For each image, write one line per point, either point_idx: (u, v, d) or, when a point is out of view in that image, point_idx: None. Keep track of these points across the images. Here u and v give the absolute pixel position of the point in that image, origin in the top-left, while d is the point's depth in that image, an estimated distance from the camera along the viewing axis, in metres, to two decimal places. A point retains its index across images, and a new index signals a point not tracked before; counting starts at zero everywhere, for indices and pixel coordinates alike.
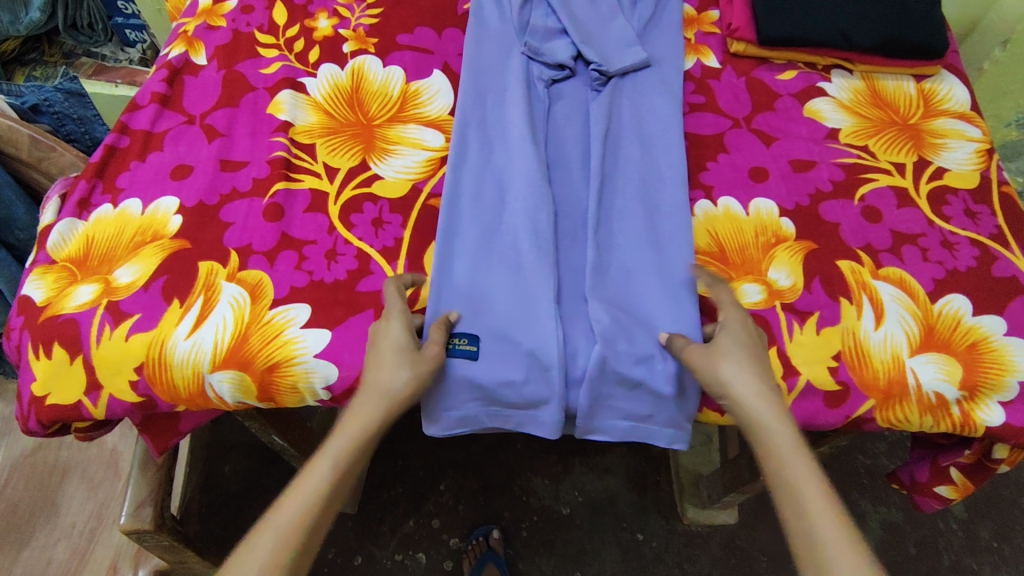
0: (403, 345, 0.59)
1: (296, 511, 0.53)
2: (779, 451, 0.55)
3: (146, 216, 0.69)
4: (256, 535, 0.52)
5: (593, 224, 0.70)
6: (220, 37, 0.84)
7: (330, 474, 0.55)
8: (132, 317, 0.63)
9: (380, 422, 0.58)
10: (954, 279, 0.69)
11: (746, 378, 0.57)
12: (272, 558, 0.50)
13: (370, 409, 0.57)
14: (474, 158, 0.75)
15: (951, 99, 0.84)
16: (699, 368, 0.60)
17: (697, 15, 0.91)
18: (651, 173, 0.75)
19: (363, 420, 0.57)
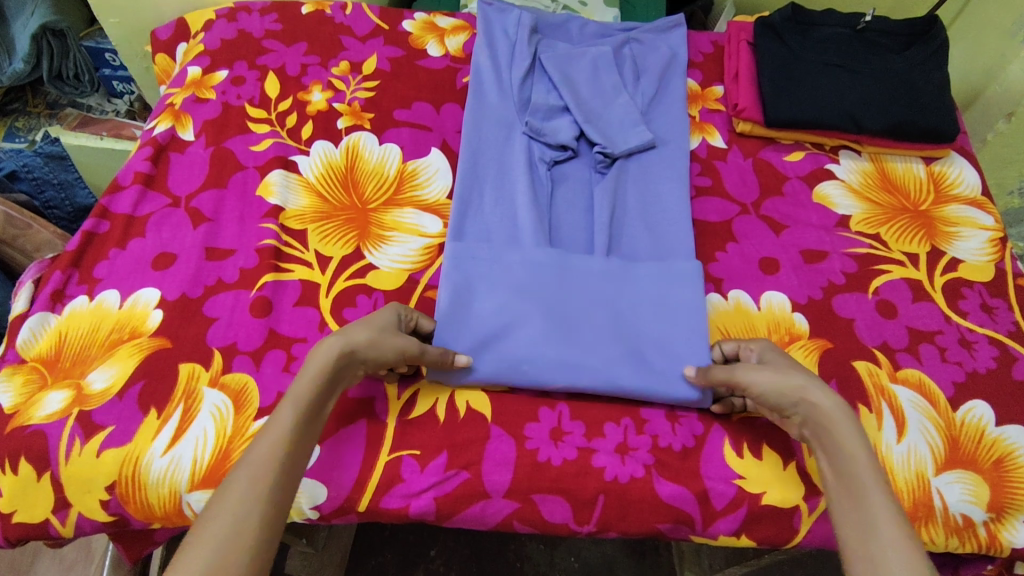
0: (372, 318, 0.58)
1: (231, 506, 0.45)
2: (854, 473, 0.50)
3: (125, 310, 0.65)
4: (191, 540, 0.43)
5: (603, 324, 0.65)
6: (209, 111, 0.81)
7: (225, 514, 0.44)
8: (105, 430, 0.58)
9: (277, 437, 0.49)
10: (974, 382, 0.66)
11: (825, 390, 0.54)
12: (220, 555, 0.42)
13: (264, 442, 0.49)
14: (459, 261, 0.67)
15: (961, 183, 0.83)
16: (784, 384, 0.55)
17: (702, 92, 0.89)
18: (663, 271, 0.69)
19: (267, 445, 0.49)
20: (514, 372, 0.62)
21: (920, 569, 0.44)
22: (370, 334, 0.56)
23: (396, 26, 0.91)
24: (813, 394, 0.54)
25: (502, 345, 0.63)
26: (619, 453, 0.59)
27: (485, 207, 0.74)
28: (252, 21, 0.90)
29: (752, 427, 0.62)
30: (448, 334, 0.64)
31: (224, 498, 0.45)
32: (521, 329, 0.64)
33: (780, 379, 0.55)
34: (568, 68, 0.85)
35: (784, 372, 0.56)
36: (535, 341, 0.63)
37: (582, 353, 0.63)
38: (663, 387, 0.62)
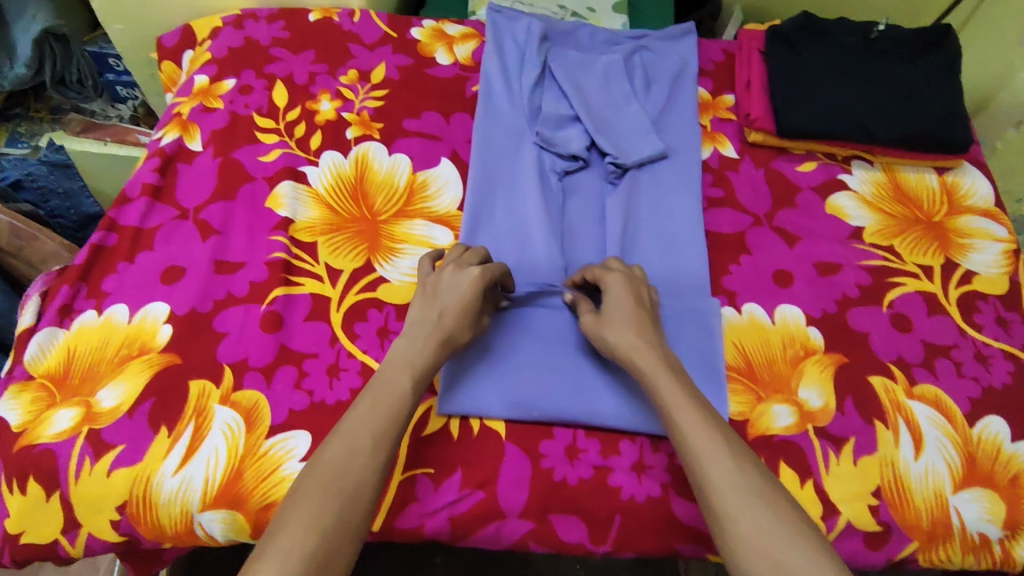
0: (453, 292, 0.59)
1: (362, 427, 0.50)
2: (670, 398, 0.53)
3: (133, 325, 0.65)
4: (330, 442, 0.50)
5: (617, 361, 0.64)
6: (216, 121, 0.80)
7: (362, 432, 0.50)
8: (116, 448, 0.58)
9: (393, 406, 0.52)
10: (990, 398, 0.66)
11: (621, 330, 0.58)
12: (352, 460, 0.49)
13: (371, 404, 0.52)
14: None
15: (975, 194, 0.82)
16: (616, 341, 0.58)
17: (713, 100, 0.89)
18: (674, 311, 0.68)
19: (395, 380, 0.54)
20: (529, 417, 0.60)
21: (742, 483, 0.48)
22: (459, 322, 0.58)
23: (404, 34, 0.91)
24: (631, 342, 0.57)
25: (513, 383, 0.61)
26: (635, 471, 0.59)
27: (497, 222, 0.74)
28: (259, 29, 0.89)
29: (768, 444, 0.62)
30: (463, 389, 0.61)
31: (356, 416, 0.51)
32: (531, 370, 0.62)
33: (616, 331, 0.58)
34: (578, 78, 0.84)
35: (623, 327, 0.58)
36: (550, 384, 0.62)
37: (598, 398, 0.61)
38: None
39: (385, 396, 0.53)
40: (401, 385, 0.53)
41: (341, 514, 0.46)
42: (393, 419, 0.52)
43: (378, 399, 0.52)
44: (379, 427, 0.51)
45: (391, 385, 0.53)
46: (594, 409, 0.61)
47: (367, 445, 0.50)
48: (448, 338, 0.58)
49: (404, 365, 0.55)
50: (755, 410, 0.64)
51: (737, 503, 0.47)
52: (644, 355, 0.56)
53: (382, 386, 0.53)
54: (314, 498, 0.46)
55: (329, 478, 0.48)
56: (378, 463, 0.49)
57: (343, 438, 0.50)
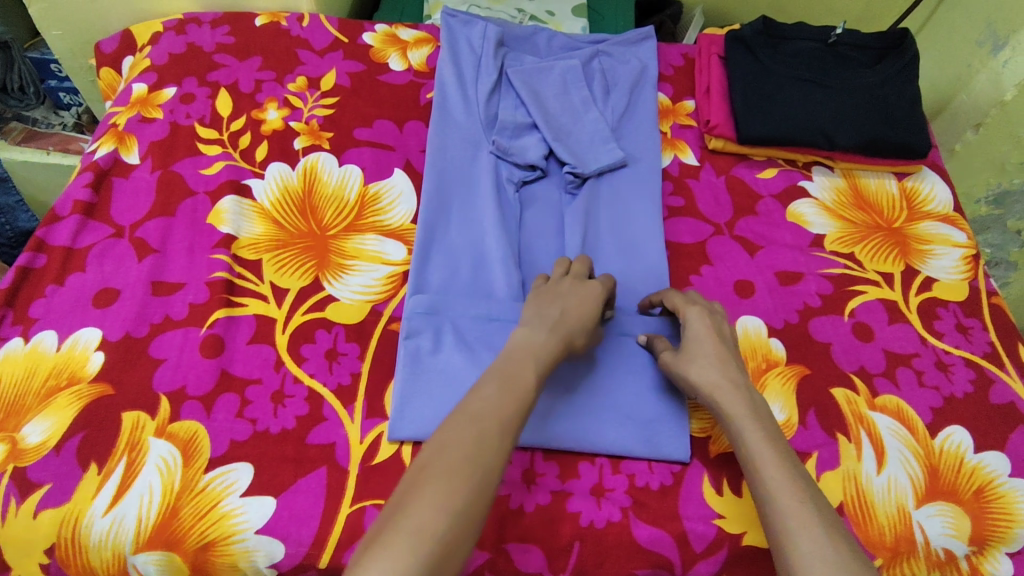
0: (583, 296, 0.59)
1: (486, 410, 0.46)
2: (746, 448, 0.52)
3: (63, 353, 0.61)
4: (453, 419, 0.46)
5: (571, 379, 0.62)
6: (155, 131, 0.76)
7: (491, 416, 0.46)
8: (42, 488, 0.54)
9: (518, 393, 0.48)
10: (952, 407, 0.65)
11: (705, 369, 0.57)
12: (477, 445, 0.44)
13: (498, 390, 0.48)
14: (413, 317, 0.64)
15: (934, 200, 0.82)
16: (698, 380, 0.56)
17: (673, 106, 0.87)
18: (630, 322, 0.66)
19: (521, 365, 0.51)
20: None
21: (824, 543, 0.45)
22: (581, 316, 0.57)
23: (355, 39, 0.88)
24: (712, 379, 0.56)
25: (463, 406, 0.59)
26: (594, 495, 0.57)
27: (451, 234, 0.71)
28: (202, 34, 0.86)
29: (731, 461, 0.60)
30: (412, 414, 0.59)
31: (482, 396, 0.48)
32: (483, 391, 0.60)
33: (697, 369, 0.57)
34: (535, 84, 0.82)
35: (700, 366, 0.57)
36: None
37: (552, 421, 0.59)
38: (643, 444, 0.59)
39: (511, 382, 0.49)
40: (526, 375, 0.50)
41: (469, 499, 0.42)
42: (520, 407, 0.48)
43: (507, 385, 0.49)
44: (507, 413, 0.47)
45: (516, 373, 0.50)
46: (547, 431, 0.58)
47: (498, 431, 0.46)
48: (571, 336, 0.55)
49: (528, 355, 0.52)
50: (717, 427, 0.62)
51: (811, 552, 0.44)
52: (728, 395, 0.55)
53: (506, 372, 0.50)
54: (442, 482, 0.42)
55: (458, 458, 0.43)
56: (505, 450, 0.45)
57: (473, 417, 0.46)
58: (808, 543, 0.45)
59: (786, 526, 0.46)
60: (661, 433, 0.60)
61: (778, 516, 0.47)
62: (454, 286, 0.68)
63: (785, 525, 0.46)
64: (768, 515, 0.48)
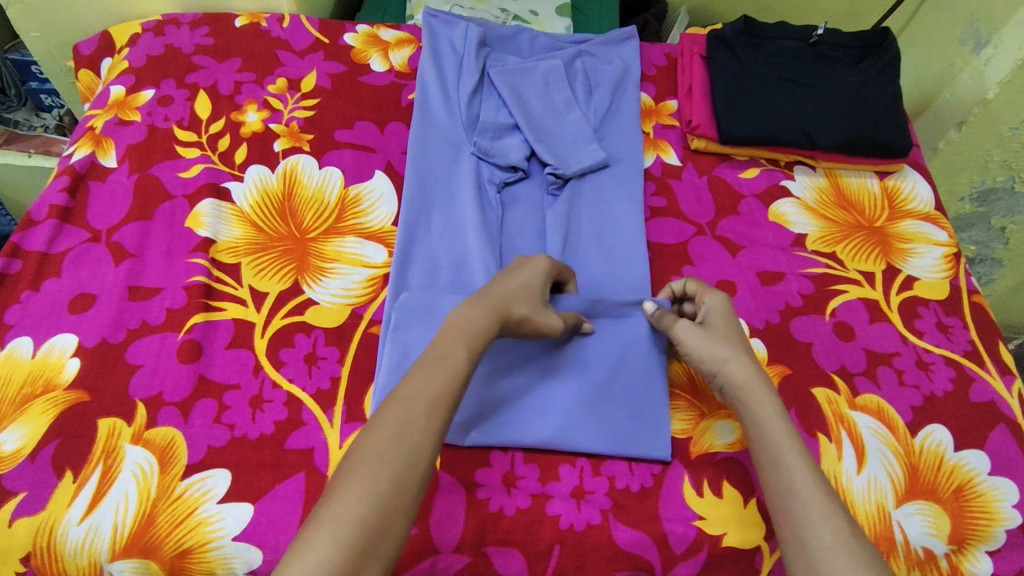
0: (523, 275, 0.58)
1: (419, 393, 0.47)
2: (770, 435, 0.53)
3: (38, 360, 0.60)
4: (390, 402, 0.47)
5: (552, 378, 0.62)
6: (132, 134, 0.76)
7: (424, 398, 0.47)
8: (16, 497, 0.53)
9: (450, 374, 0.49)
10: (932, 406, 0.66)
11: (740, 360, 0.58)
12: (408, 428, 0.45)
13: (427, 371, 0.49)
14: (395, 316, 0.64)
15: (915, 198, 0.82)
16: (733, 369, 0.57)
17: (655, 106, 0.87)
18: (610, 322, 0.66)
19: (452, 342, 0.51)
20: (463, 441, 0.58)
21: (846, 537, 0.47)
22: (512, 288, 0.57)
23: (336, 40, 0.87)
24: (745, 369, 0.57)
25: None
26: (575, 498, 0.57)
27: (432, 235, 0.71)
28: (181, 35, 0.85)
29: (711, 462, 0.60)
30: None
31: (416, 378, 0.48)
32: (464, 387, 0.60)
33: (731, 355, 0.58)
34: (517, 84, 0.82)
35: (727, 351, 0.58)
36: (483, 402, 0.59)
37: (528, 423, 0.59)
38: (620, 438, 0.59)
39: (438, 364, 0.49)
40: (458, 353, 0.50)
41: (397, 482, 0.43)
42: (452, 388, 0.48)
43: (436, 368, 0.49)
44: (436, 395, 0.47)
45: (449, 355, 0.50)
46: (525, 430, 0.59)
47: (424, 413, 0.46)
48: (509, 313, 0.55)
49: (459, 334, 0.52)
50: (698, 428, 0.62)
51: (832, 544, 0.47)
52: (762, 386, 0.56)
53: (436, 354, 0.50)
54: (371, 467, 0.43)
55: (387, 440, 0.44)
56: (436, 433, 0.46)
57: (401, 405, 0.46)
58: (833, 537, 0.47)
59: (808, 516, 0.48)
60: (640, 429, 0.60)
61: (799, 505, 0.49)
62: (435, 288, 0.68)
63: (808, 514, 0.48)
64: (792, 505, 0.49)
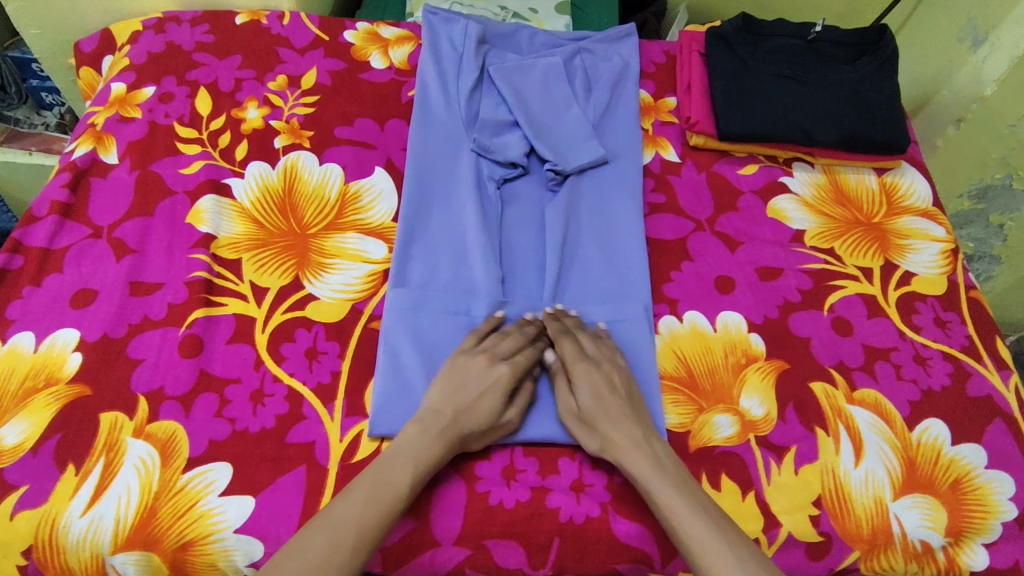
0: (476, 385, 0.58)
1: (351, 510, 0.49)
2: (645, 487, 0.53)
3: (40, 354, 0.60)
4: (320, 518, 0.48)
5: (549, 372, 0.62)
6: (134, 131, 0.76)
7: (356, 515, 0.49)
8: (19, 490, 0.54)
9: (388, 498, 0.50)
10: (930, 400, 0.66)
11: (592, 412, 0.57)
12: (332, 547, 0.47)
13: (364, 498, 0.50)
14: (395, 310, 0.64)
15: (913, 194, 0.82)
16: (586, 403, 0.58)
17: (654, 103, 0.88)
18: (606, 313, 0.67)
19: (400, 469, 0.52)
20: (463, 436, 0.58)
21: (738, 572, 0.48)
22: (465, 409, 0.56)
23: (337, 37, 0.87)
24: (602, 426, 0.57)
25: None
26: (574, 491, 0.57)
27: (432, 231, 0.71)
28: (182, 33, 0.85)
29: (709, 456, 0.61)
30: (395, 409, 0.59)
31: (351, 495, 0.50)
32: None
33: (582, 380, 0.59)
34: (516, 81, 0.82)
35: (596, 411, 0.57)
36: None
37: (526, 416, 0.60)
38: None
39: (381, 491, 0.50)
40: (401, 482, 0.51)
41: None
42: (388, 512, 0.50)
43: (374, 493, 0.50)
44: (368, 522, 0.49)
45: (392, 479, 0.51)
46: (523, 425, 0.59)
47: (351, 542, 0.47)
48: (460, 435, 0.55)
49: (409, 460, 0.53)
50: (697, 422, 0.63)
51: None
52: (609, 406, 0.57)
53: (378, 480, 0.51)
54: None
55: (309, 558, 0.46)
56: (359, 562, 0.47)
57: (329, 525, 0.48)
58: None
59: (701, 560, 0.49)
60: None
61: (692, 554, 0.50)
62: (435, 283, 0.68)
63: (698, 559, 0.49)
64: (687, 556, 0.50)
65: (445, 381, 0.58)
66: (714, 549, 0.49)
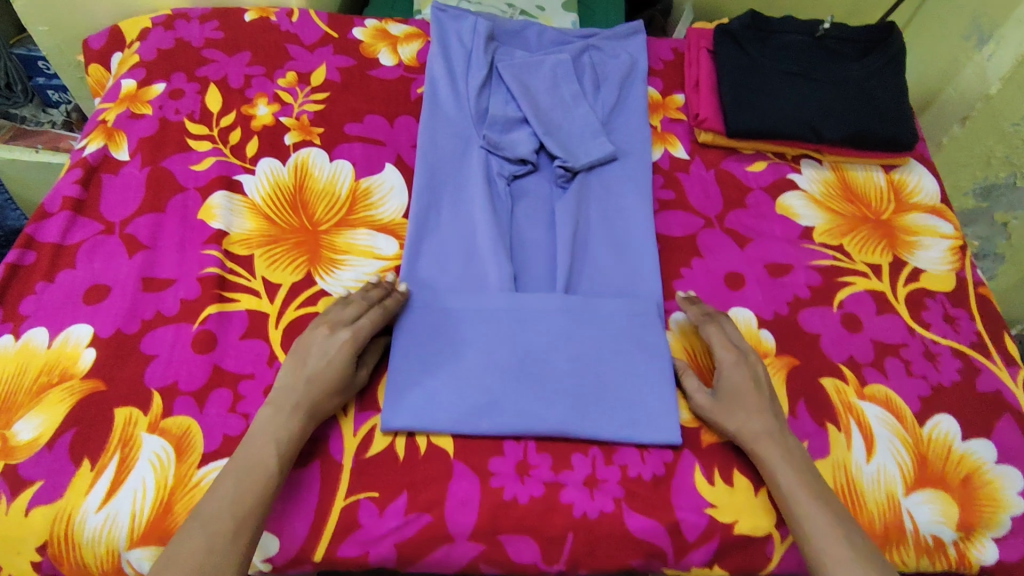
0: (298, 361, 0.58)
1: (222, 501, 0.49)
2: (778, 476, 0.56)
3: (54, 350, 0.60)
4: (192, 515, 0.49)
5: (562, 367, 0.63)
6: (144, 127, 0.76)
7: (228, 503, 0.49)
8: (34, 485, 0.54)
9: (257, 478, 0.51)
10: (939, 396, 0.66)
11: (745, 400, 0.59)
12: (211, 535, 0.48)
13: (233, 484, 0.50)
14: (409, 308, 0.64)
15: (921, 191, 0.83)
16: (726, 395, 0.60)
17: (663, 100, 0.88)
18: (617, 305, 0.66)
19: (258, 452, 0.52)
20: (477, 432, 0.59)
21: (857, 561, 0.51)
22: (299, 384, 0.56)
23: (345, 34, 0.87)
24: (743, 413, 0.59)
25: (458, 393, 0.60)
26: (587, 486, 0.57)
27: (443, 228, 0.72)
28: (191, 29, 0.85)
29: (722, 450, 0.61)
30: (412, 405, 0.59)
31: (219, 485, 0.50)
32: (475, 378, 0.61)
33: (727, 370, 0.61)
34: (525, 78, 0.83)
35: (737, 401, 0.59)
36: (495, 392, 0.60)
37: (539, 411, 0.60)
38: (635, 427, 0.60)
39: (250, 474, 0.51)
40: (268, 459, 0.52)
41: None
42: (259, 490, 0.50)
43: (244, 480, 0.51)
44: (241, 506, 0.49)
45: (255, 462, 0.52)
46: (535, 419, 0.59)
47: (230, 526, 0.48)
48: (316, 407, 0.56)
49: (268, 440, 0.53)
50: None
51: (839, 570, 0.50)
52: (749, 395, 0.60)
53: (247, 464, 0.51)
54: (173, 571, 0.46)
55: (194, 549, 0.47)
56: (244, 538, 0.49)
57: (202, 520, 0.48)
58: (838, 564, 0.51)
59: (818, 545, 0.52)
60: (653, 410, 0.61)
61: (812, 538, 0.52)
62: (446, 280, 0.68)
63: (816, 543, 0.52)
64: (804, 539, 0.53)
65: (291, 358, 0.58)
66: (829, 534, 0.52)
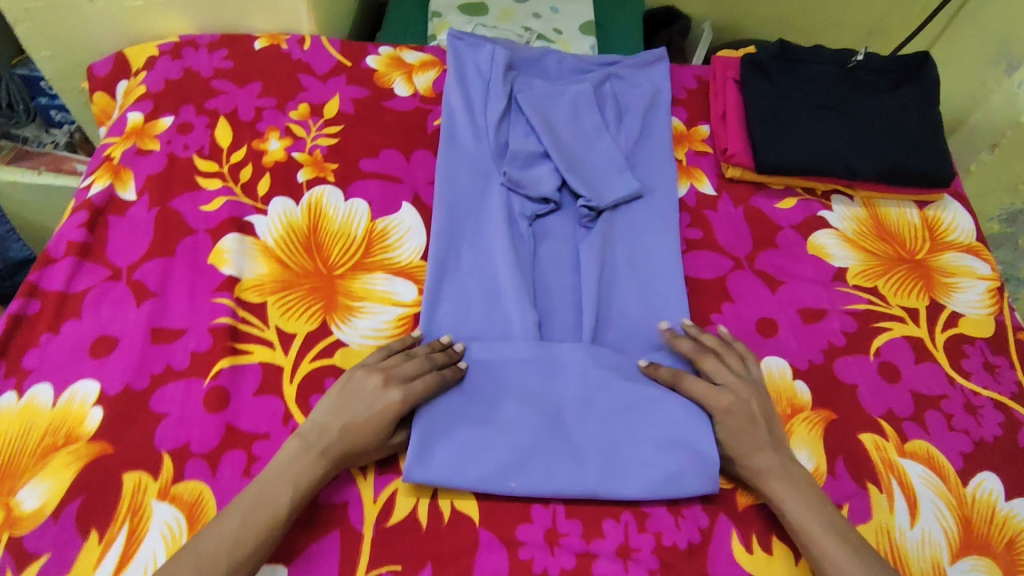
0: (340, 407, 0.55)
1: (224, 541, 0.47)
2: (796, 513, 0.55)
3: (59, 409, 0.58)
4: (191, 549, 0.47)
5: (594, 420, 0.60)
6: (152, 164, 0.73)
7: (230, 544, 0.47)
8: (39, 559, 0.51)
9: (265, 521, 0.49)
10: (982, 452, 0.64)
11: (758, 439, 0.58)
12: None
13: (239, 522, 0.48)
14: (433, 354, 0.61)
15: (956, 229, 0.80)
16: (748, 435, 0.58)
17: (687, 131, 0.85)
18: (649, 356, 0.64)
19: (273, 490, 0.50)
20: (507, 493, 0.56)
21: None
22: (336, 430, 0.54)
23: (359, 63, 0.85)
24: (758, 452, 0.57)
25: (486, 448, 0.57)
26: (621, 557, 0.54)
27: (462, 271, 0.69)
28: (199, 58, 0.83)
29: (759, 514, 0.58)
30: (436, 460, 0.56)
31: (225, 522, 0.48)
32: (504, 432, 0.58)
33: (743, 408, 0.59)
34: (546, 110, 0.80)
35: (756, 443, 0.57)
36: (525, 448, 0.57)
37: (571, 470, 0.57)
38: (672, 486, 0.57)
39: (258, 512, 0.49)
40: (280, 500, 0.50)
41: None
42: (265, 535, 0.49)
43: (250, 518, 0.49)
44: (242, 550, 0.47)
45: (267, 501, 0.50)
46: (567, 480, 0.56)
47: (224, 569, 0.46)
48: (344, 456, 0.54)
49: (285, 481, 0.51)
50: None
51: None
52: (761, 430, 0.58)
53: (257, 501, 0.50)
54: None
55: None
56: None
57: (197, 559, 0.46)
58: None
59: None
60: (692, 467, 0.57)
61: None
62: (468, 329, 0.65)
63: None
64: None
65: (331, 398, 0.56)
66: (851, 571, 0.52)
